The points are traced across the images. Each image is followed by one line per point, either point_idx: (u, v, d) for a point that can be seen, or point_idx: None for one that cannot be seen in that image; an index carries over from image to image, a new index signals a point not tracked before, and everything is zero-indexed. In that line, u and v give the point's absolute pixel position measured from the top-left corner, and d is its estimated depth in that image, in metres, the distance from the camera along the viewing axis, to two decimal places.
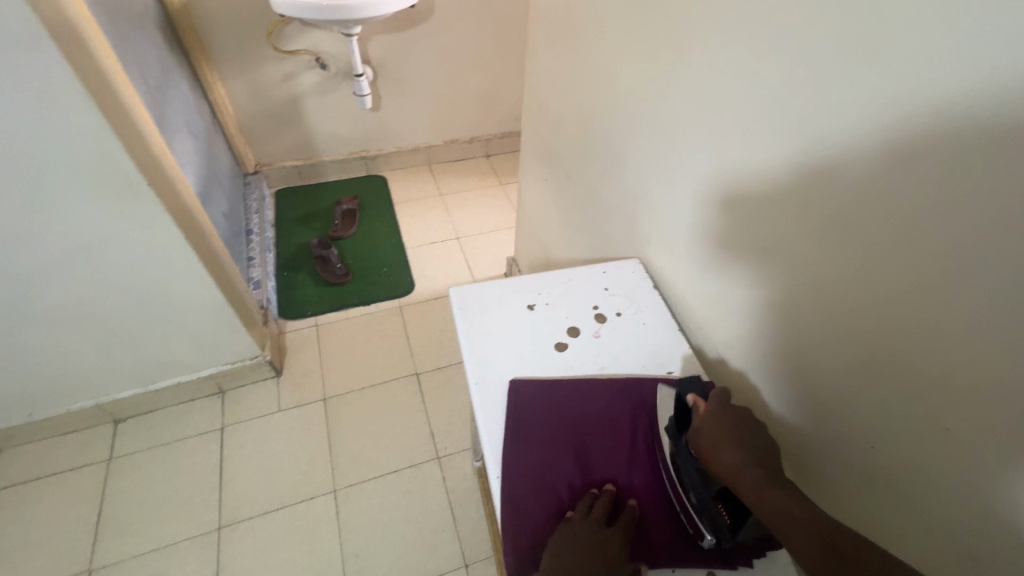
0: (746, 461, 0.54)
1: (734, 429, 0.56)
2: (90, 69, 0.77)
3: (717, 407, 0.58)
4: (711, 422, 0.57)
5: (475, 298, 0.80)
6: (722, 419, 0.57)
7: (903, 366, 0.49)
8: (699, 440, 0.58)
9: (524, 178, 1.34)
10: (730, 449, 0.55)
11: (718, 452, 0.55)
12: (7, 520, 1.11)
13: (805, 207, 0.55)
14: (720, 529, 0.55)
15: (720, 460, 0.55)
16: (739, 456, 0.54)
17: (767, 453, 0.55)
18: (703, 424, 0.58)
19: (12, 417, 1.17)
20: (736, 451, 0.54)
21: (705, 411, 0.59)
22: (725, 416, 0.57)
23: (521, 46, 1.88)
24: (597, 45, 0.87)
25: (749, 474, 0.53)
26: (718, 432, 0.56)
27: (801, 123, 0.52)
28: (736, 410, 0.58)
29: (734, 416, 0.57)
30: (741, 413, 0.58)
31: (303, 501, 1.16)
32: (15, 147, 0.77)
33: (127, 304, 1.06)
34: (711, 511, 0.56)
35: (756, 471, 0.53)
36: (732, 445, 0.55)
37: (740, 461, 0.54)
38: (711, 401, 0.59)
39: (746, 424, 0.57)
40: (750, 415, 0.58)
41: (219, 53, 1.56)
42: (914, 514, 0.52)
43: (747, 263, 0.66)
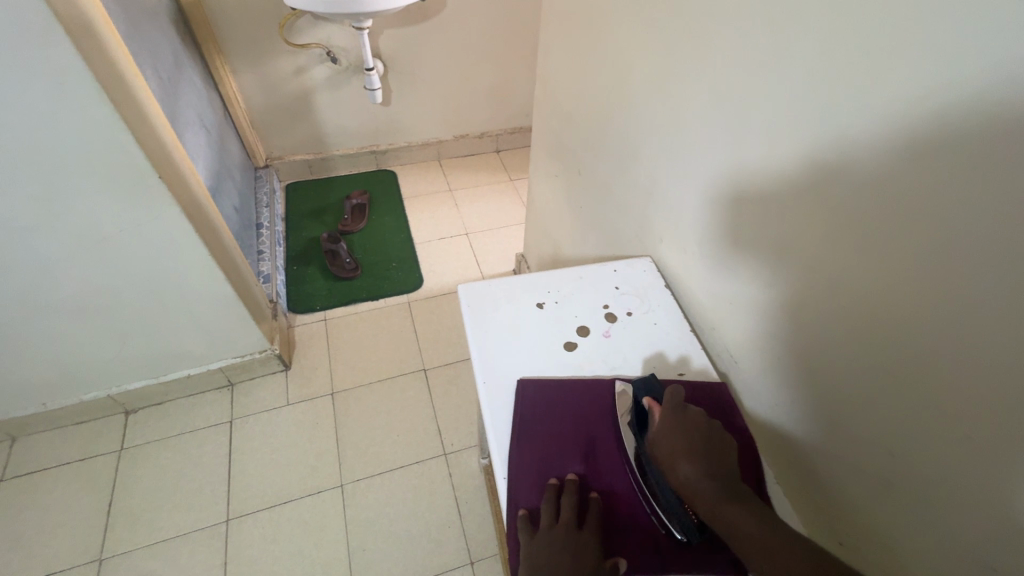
0: (699, 473, 0.54)
1: (687, 438, 0.57)
2: (103, 61, 0.77)
3: (673, 414, 0.60)
4: (667, 433, 0.58)
5: (483, 295, 0.79)
6: (674, 428, 0.59)
7: (921, 375, 0.47)
8: (657, 452, 0.59)
9: (535, 174, 1.33)
10: (682, 461, 0.56)
11: (675, 463, 0.56)
12: (21, 507, 1.13)
13: (822, 209, 0.54)
14: (687, 526, 0.55)
15: (676, 468, 0.56)
16: (693, 469, 0.55)
17: (720, 461, 0.56)
18: (659, 438, 0.59)
19: (27, 406, 1.18)
20: (686, 462, 0.55)
21: (660, 422, 0.60)
22: (678, 426, 0.58)
23: (533, 40, 1.86)
24: (611, 39, 0.85)
25: (705, 489, 0.54)
26: (673, 442, 0.57)
27: (818, 121, 0.51)
28: (688, 415, 0.60)
29: (686, 422, 0.59)
30: (694, 420, 0.59)
31: (310, 494, 1.17)
32: (27, 139, 0.77)
33: (138, 296, 1.06)
34: (679, 514, 0.55)
35: (712, 488, 0.53)
36: (686, 458, 0.56)
37: (695, 477, 0.54)
38: (666, 406, 0.61)
39: (696, 432, 0.58)
40: (704, 419, 0.60)
41: (231, 46, 1.56)
42: (923, 519, 0.51)
43: (760, 264, 0.65)
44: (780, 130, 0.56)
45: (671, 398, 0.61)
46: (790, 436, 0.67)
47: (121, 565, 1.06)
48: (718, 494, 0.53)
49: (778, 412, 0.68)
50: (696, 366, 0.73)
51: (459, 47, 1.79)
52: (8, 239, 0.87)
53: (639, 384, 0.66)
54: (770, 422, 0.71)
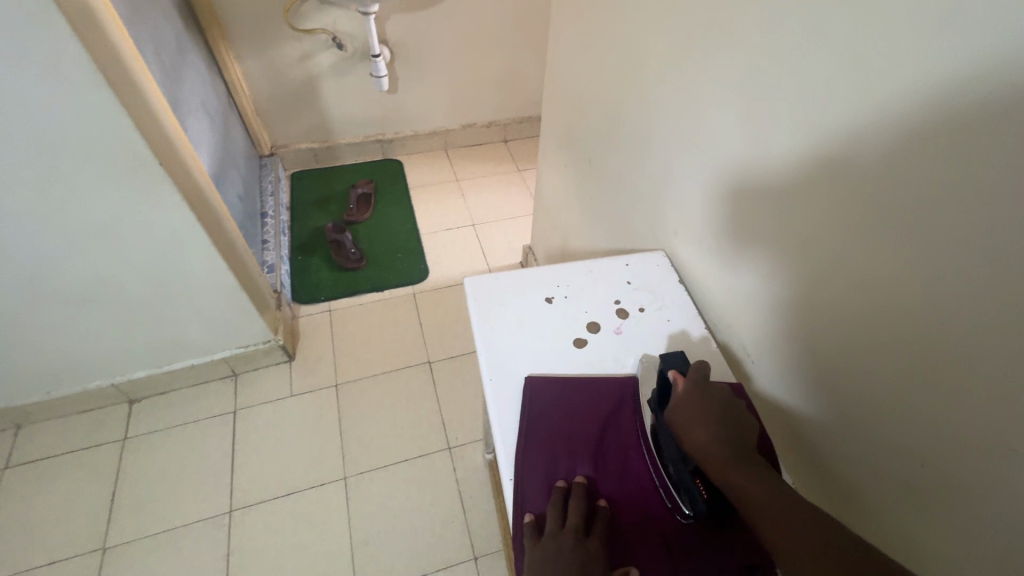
0: (713, 439, 0.54)
1: (706, 411, 0.56)
2: (100, 45, 0.74)
3: (696, 385, 0.59)
4: (689, 401, 0.57)
5: (491, 289, 0.77)
6: (696, 396, 0.58)
7: (957, 375, 0.45)
8: (674, 417, 0.58)
9: (544, 165, 1.30)
10: (698, 428, 0.55)
11: (690, 430, 0.55)
12: (26, 495, 1.13)
13: (854, 199, 0.51)
14: (697, 503, 0.54)
15: (692, 437, 0.55)
16: (707, 436, 0.54)
17: (739, 433, 0.55)
18: (678, 402, 0.58)
19: (31, 394, 1.18)
20: (702, 429, 0.55)
21: (683, 390, 0.59)
22: (702, 396, 0.57)
23: (543, 27, 1.82)
24: (625, 24, 0.82)
25: (718, 450, 0.53)
26: (693, 409, 0.56)
27: (857, 105, 0.48)
28: (713, 388, 0.58)
29: (709, 394, 0.57)
30: (719, 394, 0.58)
31: (313, 487, 1.16)
32: (25, 124, 0.75)
33: (141, 285, 1.05)
34: (690, 488, 0.55)
35: (726, 453, 0.52)
36: (702, 425, 0.55)
37: (710, 443, 0.54)
38: (690, 377, 0.60)
39: (718, 403, 0.57)
40: (727, 393, 0.59)
41: (235, 31, 1.53)
42: (947, 512, 0.50)
43: (783, 258, 0.62)
44: (811, 116, 0.53)
45: (697, 372, 0.60)
46: (808, 437, 0.65)
47: (124, 555, 1.06)
48: (733, 458, 0.52)
49: (796, 412, 0.66)
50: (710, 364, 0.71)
51: (468, 34, 1.75)
52: (8, 226, 0.86)
53: (664, 358, 0.64)
54: (786, 422, 0.68)
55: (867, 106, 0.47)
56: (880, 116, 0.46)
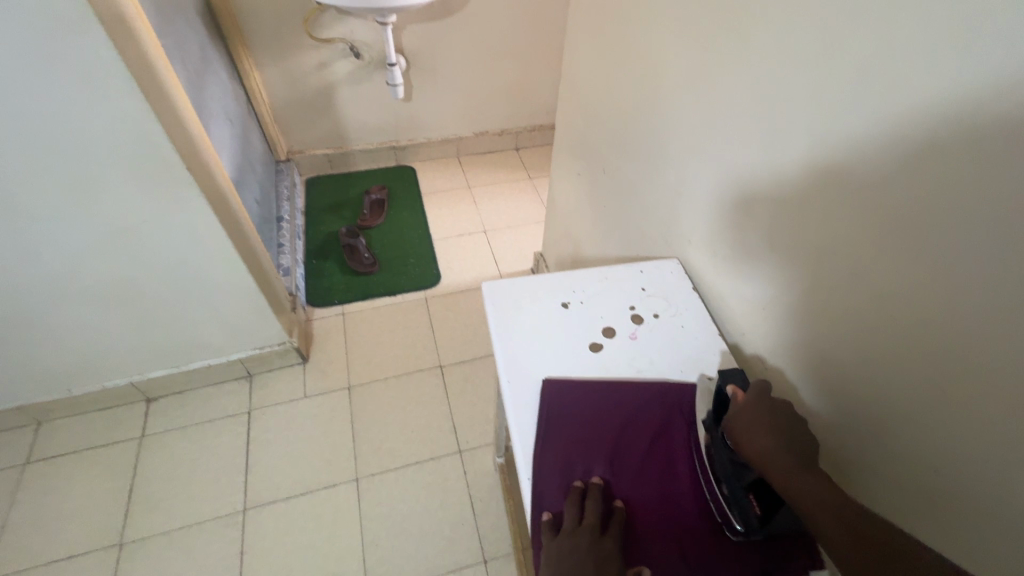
0: (778, 449, 0.52)
1: (771, 418, 0.54)
2: (134, 53, 0.77)
3: (757, 396, 0.57)
4: (750, 410, 0.56)
5: (508, 294, 0.78)
6: (760, 404, 0.56)
7: (963, 380, 0.46)
8: (733, 425, 0.56)
9: (557, 173, 1.32)
10: (763, 435, 0.53)
11: (752, 437, 0.54)
12: (45, 490, 1.16)
13: (869, 209, 0.52)
14: (749, 519, 0.54)
15: (753, 444, 0.53)
16: (772, 445, 0.52)
17: (802, 444, 0.53)
18: (738, 412, 0.57)
19: (52, 391, 1.20)
20: (767, 439, 0.53)
21: (745, 400, 0.57)
22: (765, 405, 0.55)
23: (556, 38, 1.84)
24: (641, 37, 0.84)
25: (782, 459, 0.51)
26: (755, 418, 0.55)
27: (870, 117, 0.49)
28: (774, 401, 0.56)
29: (773, 404, 0.56)
30: (781, 405, 0.56)
31: (325, 488, 1.18)
32: (60, 128, 0.78)
33: (163, 286, 1.08)
34: (742, 503, 0.55)
35: (788, 459, 0.51)
36: (769, 434, 0.53)
37: (772, 449, 0.52)
38: (751, 392, 0.58)
39: (783, 415, 0.54)
40: (790, 407, 0.57)
41: (255, 40, 1.57)
42: (952, 516, 0.51)
43: (798, 268, 0.63)
44: (825, 127, 0.54)
45: (758, 389, 0.58)
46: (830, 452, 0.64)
47: (140, 551, 1.08)
48: (796, 465, 0.50)
49: (814, 422, 0.66)
50: None
51: (482, 43, 1.78)
52: (39, 226, 0.89)
53: (723, 375, 0.63)
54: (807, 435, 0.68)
55: (879, 118, 0.48)
56: (893, 129, 0.47)
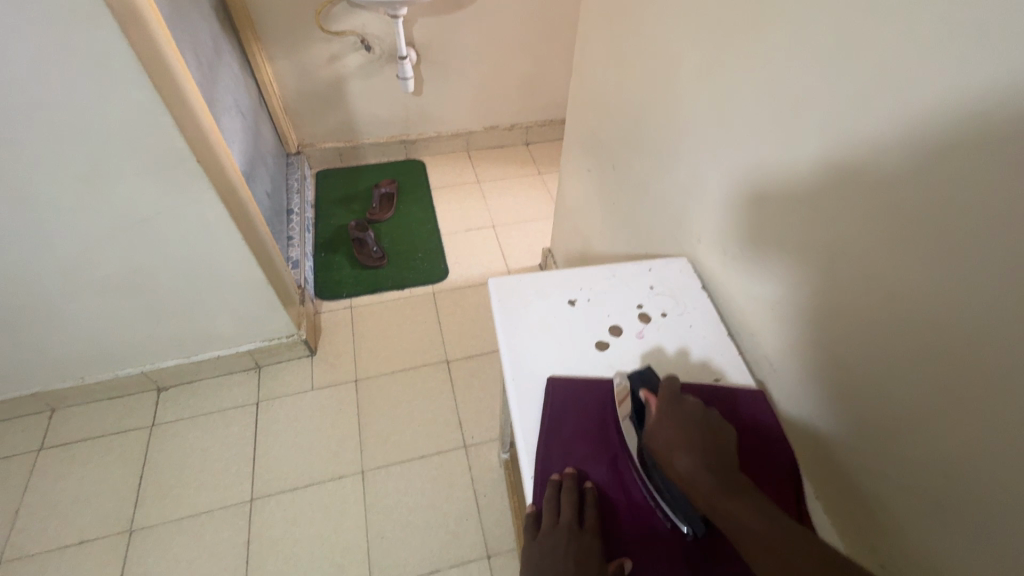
0: (696, 466, 0.52)
1: (684, 430, 0.55)
2: (145, 45, 0.77)
3: (669, 406, 0.58)
4: (665, 425, 0.57)
5: (514, 290, 0.78)
6: (673, 419, 0.57)
7: (970, 383, 0.46)
8: (653, 445, 0.56)
9: (567, 168, 1.31)
10: (680, 454, 0.54)
11: (672, 457, 0.54)
12: (59, 476, 1.18)
13: (885, 211, 0.50)
14: (693, 518, 0.54)
15: (675, 466, 0.54)
16: (689, 461, 0.53)
17: (720, 455, 0.54)
18: (656, 428, 0.57)
19: (66, 379, 1.22)
20: (682, 455, 0.53)
21: (659, 413, 0.58)
22: (677, 416, 0.57)
23: (568, 31, 1.83)
24: (654, 32, 0.82)
25: (703, 480, 0.51)
26: (669, 435, 0.55)
27: (889, 115, 0.48)
28: (689, 409, 0.58)
29: (684, 413, 0.57)
30: (688, 408, 0.58)
31: (331, 479, 1.18)
32: (72, 120, 0.79)
33: (174, 277, 1.09)
34: (683, 505, 0.55)
35: (708, 477, 0.51)
36: (685, 451, 0.53)
37: (692, 467, 0.52)
38: (664, 401, 0.59)
39: (693, 422, 0.56)
40: (703, 411, 0.58)
41: (268, 32, 1.57)
42: (952, 518, 0.51)
43: (810, 270, 0.62)
44: (841, 125, 0.53)
45: (668, 391, 0.60)
46: (837, 457, 0.64)
47: (150, 537, 1.10)
48: (717, 489, 0.50)
49: (819, 422, 0.65)
50: (733, 372, 0.71)
51: (493, 37, 1.77)
52: (51, 216, 0.90)
53: (634, 378, 0.64)
54: (814, 439, 0.67)
55: (898, 117, 0.47)
56: (911, 128, 0.46)
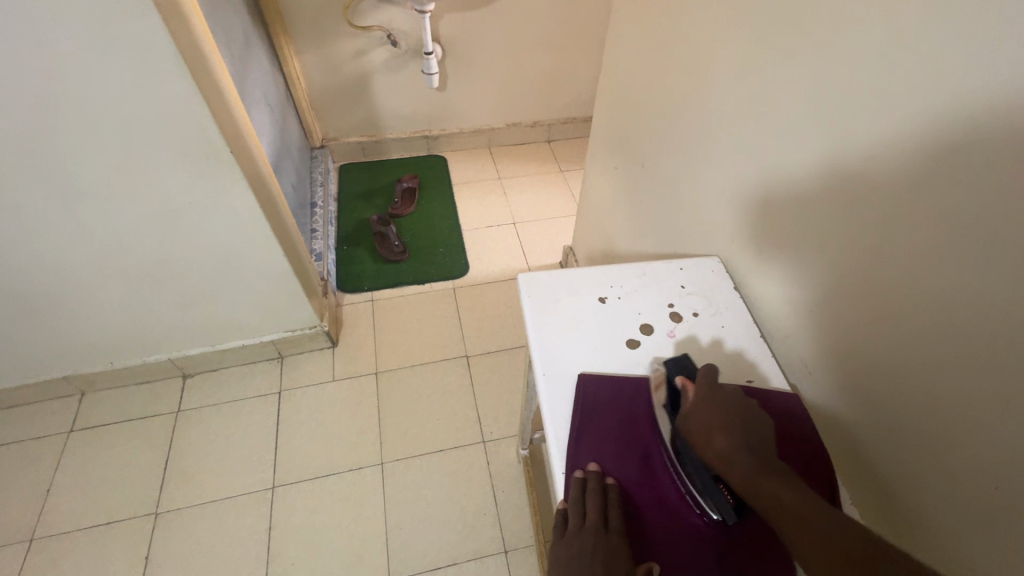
0: (733, 448, 0.53)
1: (722, 413, 0.56)
2: (185, 37, 0.78)
3: (707, 390, 0.59)
4: (705, 409, 0.57)
5: (545, 287, 0.77)
6: (710, 404, 0.57)
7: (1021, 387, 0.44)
8: (689, 428, 0.57)
9: (592, 166, 1.30)
10: (717, 434, 0.54)
11: (710, 438, 0.55)
12: (89, 458, 1.21)
13: (930, 214, 0.49)
14: (724, 508, 0.54)
15: (712, 447, 0.54)
16: (726, 443, 0.53)
17: (756, 441, 0.54)
18: (692, 412, 0.58)
19: (95, 363, 1.25)
20: (720, 436, 0.54)
21: (694, 397, 0.59)
22: (714, 401, 0.57)
23: (594, 30, 1.81)
24: (688, 30, 0.81)
25: (741, 462, 0.52)
26: (706, 418, 0.56)
27: (940, 114, 0.46)
28: (725, 393, 0.58)
29: (721, 398, 0.57)
30: (728, 393, 0.58)
31: (351, 470, 1.20)
32: (113, 110, 0.81)
33: (204, 266, 1.11)
34: (715, 493, 0.54)
35: (747, 458, 0.52)
36: (723, 432, 0.54)
37: (732, 449, 0.53)
38: (701, 385, 0.59)
39: (733, 406, 0.56)
40: (741, 394, 0.58)
41: (296, 27, 1.59)
42: (990, 523, 0.49)
43: (846, 272, 0.60)
44: (886, 125, 0.52)
45: (705, 377, 0.60)
46: (870, 458, 0.62)
47: (174, 521, 1.12)
48: (755, 468, 0.51)
49: (852, 424, 0.64)
50: (766, 373, 0.70)
51: (518, 34, 1.76)
52: (90, 204, 0.92)
53: (669, 364, 0.65)
54: (847, 441, 0.65)
55: (950, 118, 0.46)
56: (964, 128, 0.45)
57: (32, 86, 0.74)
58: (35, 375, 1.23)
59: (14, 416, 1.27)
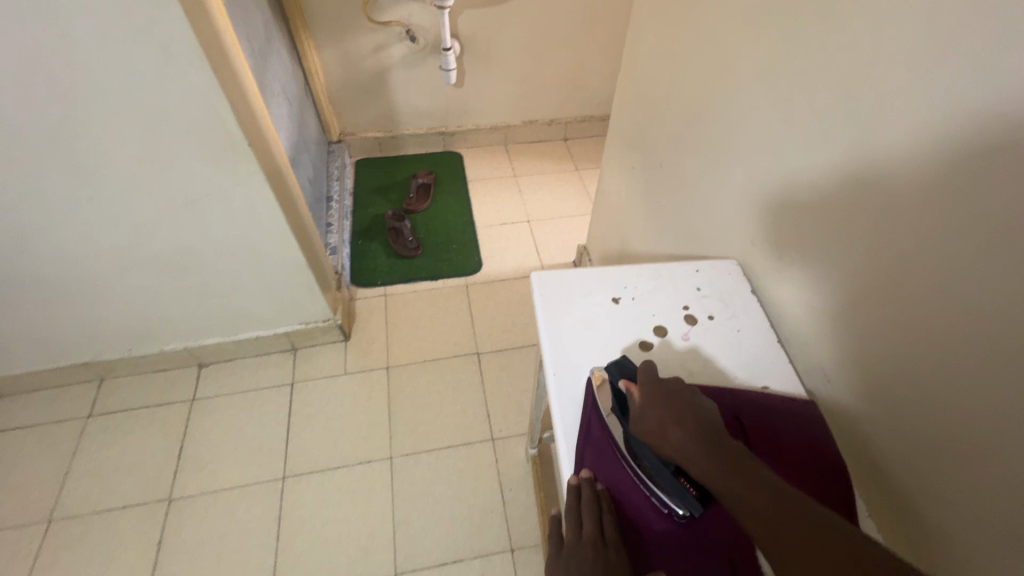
0: (689, 439, 0.52)
1: (672, 409, 0.55)
2: (206, 29, 0.79)
3: (653, 388, 0.58)
4: (653, 408, 0.56)
5: (557, 285, 0.77)
6: (658, 400, 0.56)
7: None
8: (643, 429, 0.56)
9: (609, 165, 1.29)
10: (672, 427, 0.54)
11: (666, 435, 0.54)
12: (106, 443, 1.23)
13: (959, 219, 0.47)
14: (689, 502, 0.53)
15: (670, 444, 0.53)
16: (682, 434, 0.53)
17: (712, 430, 0.53)
18: (642, 413, 0.56)
19: (114, 350, 1.28)
20: (677, 428, 0.53)
21: (640, 399, 0.58)
22: (662, 398, 0.56)
23: (615, 27, 1.79)
24: (712, 28, 0.80)
25: (702, 461, 0.51)
26: (657, 414, 0.55)
27: (975, 114, 0.44)
28: (669, 387, 0.58)
29: (667, 393, 0.57)
30: (672, 387, 0.57)
31: (360, 463, 1.20)
32: (134, 101, 0.82)
33: (220, 257, 1.12)
34: (678, 490, 0.54)
35: (704, 451, 0.51)
36: (677, 427, 0.53)
37: (690, 444, 0.52)
38: (645, 385, 0.58)
39: (682, 399, 0.56)
40: (682, 385, 0.58)
41: (316, 21, 1.60)
42: (1003, 524, 0.48)
43: (867, 278, 0.59)
44: (915, 125, 0.50)
45: (646, 375, 0.60)
46: (884, 465, 0.61)
47: (187, 507, 1.14)
48: (715, 463, 0.50)
49: (870, 431, 0.62)
50: (782, 379, 0.69)
51: (537, 31, 1.75)
52: (110, 193, 0.94)
53: (612, 368, 0.63)
54: (869, 458, 0.63)
55: (983, 121, 0.44)
56: (1000, 129, 0.42)
57: (56, 77, 0.76)
58: (57, 360, 1.26)
59: (35, 400, 1.30)
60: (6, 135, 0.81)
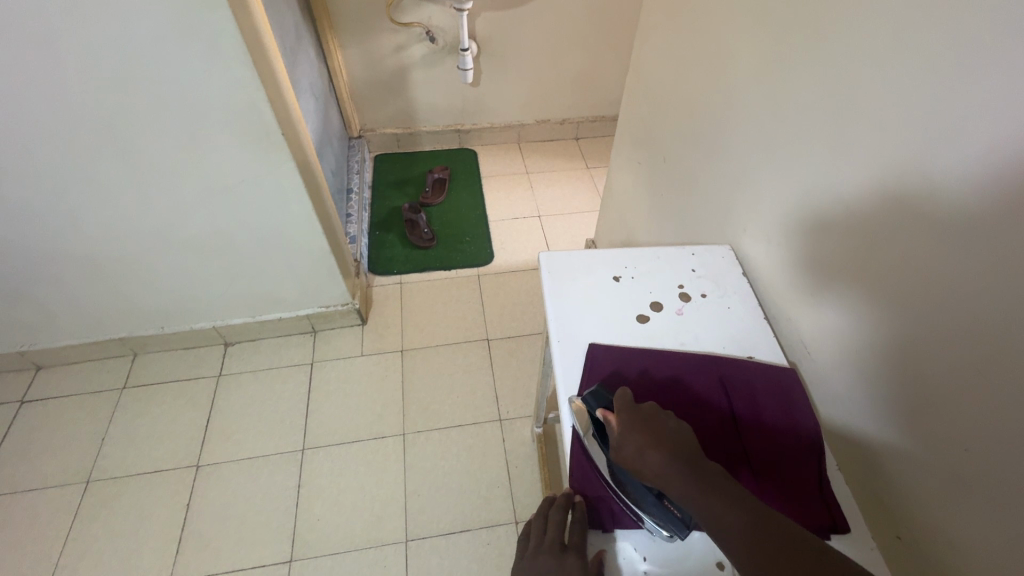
0: (666, 460, 0.54)
1: (649, 432, 0.57)
2: (250, 27, 0.87)
3: (630, 415, 0.59)
4: (630, 434, 0.57)
5: (563, 265, 0.83)
6: (636, 426, 0.58)
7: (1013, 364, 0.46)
8: (623, 455, 0.57)
9: (617, 162, 1.35)
10: (651, 452, 0.55)
11: (645, 460, 0.55)
12: (139, 413, 1.32)
13: (934, 201, 0.52)
14: (675, 525, 0.55)
15: (649, 468, 0.54)
16: (660, 458, 0.54)
17: (691, 450, 0.55)
18: (622, 440, 0.57)
19: (148, 327, 1.37)
20: (654, 452, 0.55)
21: (619, 426, 0.59)
22: (638, 423, 0.58)
23: (627, 31, 1.85)
24: (716, 33, 0.86)
25: (679, 483, 0.52)
26: (634, 440, 0.56)
27: (944, 108, 0.50)
28: (644, 411, 0.59)
29: (643, 418, 0.58)
30: (647, 412, 0.59)
31: (375, 438, 1.27)
32: (181, 92, 0.89)
33: (250, 242, 1.20)
34: (664, 513, 0.56)
35: (682, 472, 0.53)
36: (655, 449, 0.55)
37: (668, 465, 0.53)
38: (621, 413, 0.60)
39: (658, 423, 0.58)
40: (658, 409, 0.60)
41: (342, 21, 1.68)
42: (982, 514, 0.50)
43: (846, 262, 0.65)
44: (894, 118, 0.55)
45: (622, 402, 0.61)
46: (869, 455, 0.64)
47: (214, 473, 1.22)
48: (692, 484, 0.52)
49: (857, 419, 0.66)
50: (768, 351, 0.74)
51: (552, 33, 1.82)
52: (154, 177, 1.02)
53: (589, 398, 0.63)
54: (852, 448, 0.67)
55: (954, 114, 0.49)
56: (963, 121, 0.48)
57: (115, 69, 0.84)
58: (95, 335, 1.35)
59: (73, 372, 1.39)
60: (65, 121, 0.89)
